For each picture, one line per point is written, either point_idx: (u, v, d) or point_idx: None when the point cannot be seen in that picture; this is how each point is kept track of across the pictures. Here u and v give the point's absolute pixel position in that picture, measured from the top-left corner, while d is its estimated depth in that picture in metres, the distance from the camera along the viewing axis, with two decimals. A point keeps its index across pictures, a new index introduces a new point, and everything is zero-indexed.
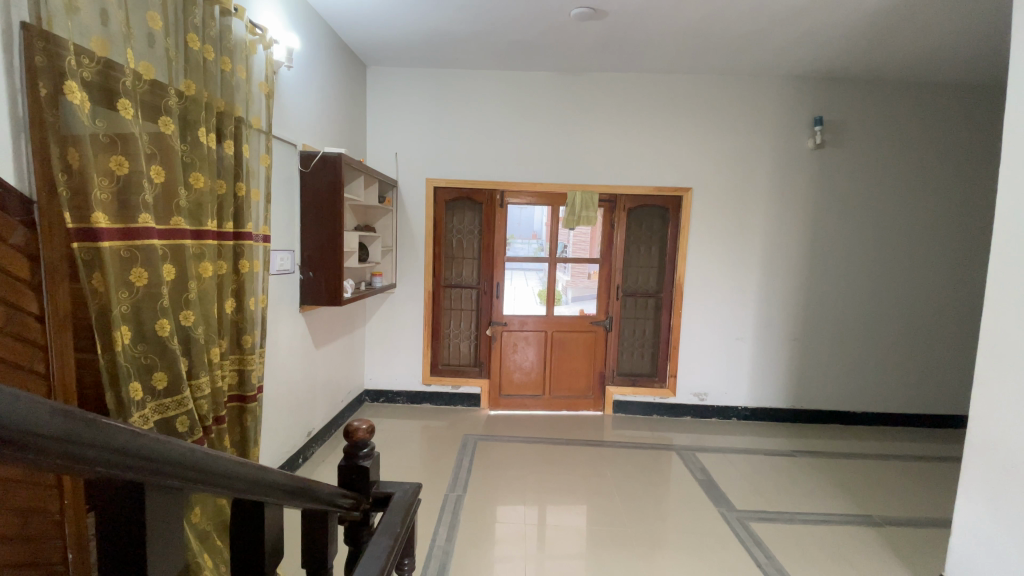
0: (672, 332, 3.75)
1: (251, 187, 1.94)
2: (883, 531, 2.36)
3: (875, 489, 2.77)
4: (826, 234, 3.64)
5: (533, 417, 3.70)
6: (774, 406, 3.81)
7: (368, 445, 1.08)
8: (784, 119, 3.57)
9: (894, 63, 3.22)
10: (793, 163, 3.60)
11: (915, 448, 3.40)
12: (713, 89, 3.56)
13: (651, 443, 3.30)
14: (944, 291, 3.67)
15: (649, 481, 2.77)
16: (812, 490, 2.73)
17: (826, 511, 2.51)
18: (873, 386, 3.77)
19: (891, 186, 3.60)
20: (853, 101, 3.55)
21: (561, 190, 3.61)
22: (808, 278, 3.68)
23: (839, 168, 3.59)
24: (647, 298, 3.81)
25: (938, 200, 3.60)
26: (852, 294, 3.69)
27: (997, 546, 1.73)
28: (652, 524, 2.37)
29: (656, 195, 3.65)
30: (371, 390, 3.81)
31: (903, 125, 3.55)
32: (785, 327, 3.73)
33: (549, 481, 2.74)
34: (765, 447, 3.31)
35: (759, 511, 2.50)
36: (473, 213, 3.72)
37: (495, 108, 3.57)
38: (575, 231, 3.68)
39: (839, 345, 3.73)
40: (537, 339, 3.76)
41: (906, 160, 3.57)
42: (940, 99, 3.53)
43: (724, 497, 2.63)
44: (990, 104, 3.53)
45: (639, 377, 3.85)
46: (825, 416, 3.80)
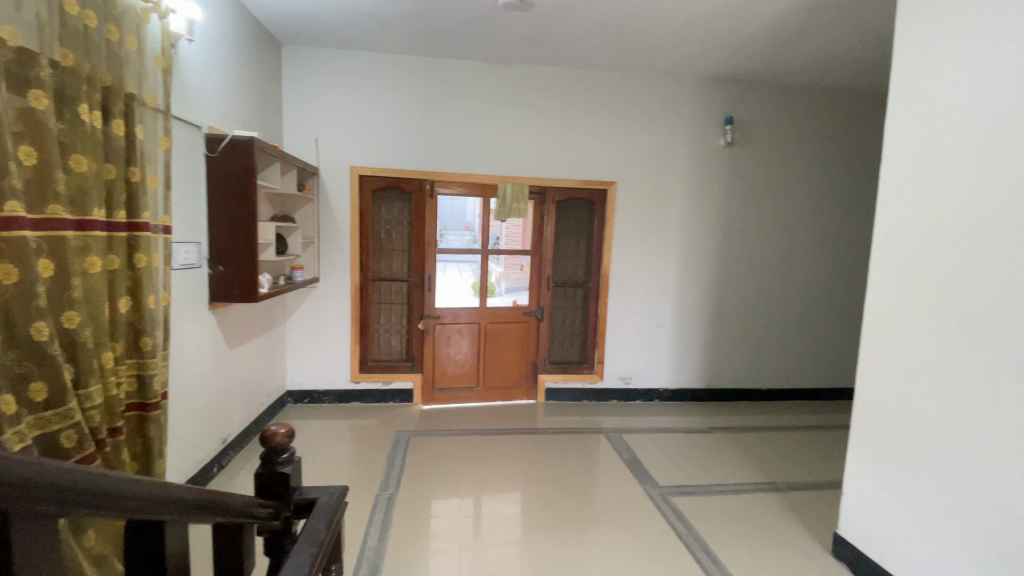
0: (599, 320, 3.88)
1: (147, 172, 1.74)
2: (785, 495, 2.61)
3: (778, 458, 3.05)
4: (735, 226, 3.92)
5: (466, 410, 3.68)
6: (692, 386, 4.07)
7: (288, 450, 1.02)
8: (699, 117, 3.79)
9: (792, 69, 3.51)
10: (706, 159, 3.83)
11: (810, 418, 3.78)
12: (635, 86, 3.70)
13: (581, 428, 3.40)
14: (832, 277, 4.10)
15: (580, 465, 2.86)
16: (726, 462, 2.96)
17: (738, 481, 2.73)
18: (775, 364, 4.15)
19: (790, 182, 3.94)
20: (760, 102, 3.83)
21: (491, 181, 3.60)
22: (720, 266, 3.95)
23: (748, 165, 3.88)
24: (576, 288, 3.92)
25: (828, 195, 3.99)
26: (757, 280, 4.01)
27: (878, 500, 1.97)
28: (583, 505, 2.45)
29: (584, 188, 3.74)
30: (294, 391, 3.61)
31: (800, 126, 3.89)
32: (701, 312, 3.99)
33: (484, 472, 2.75)
34: (685, 425, 3.53)
35: (680, 485, 2.67)
36: (400, 204, 3.61)
37: (422, 96, 3.48)
38: (506, 223, 3.69)
39: (747, 327, 4.06)
40: (470, 332, 3.74)
41: (802, 158, 3.93)
42: (833, 103, 3.91)
43: (648, 474, 2.78)
44: (870, 111, 3.97)
45: (569, 364, 3.95)
46: (734, 393, 4.12)
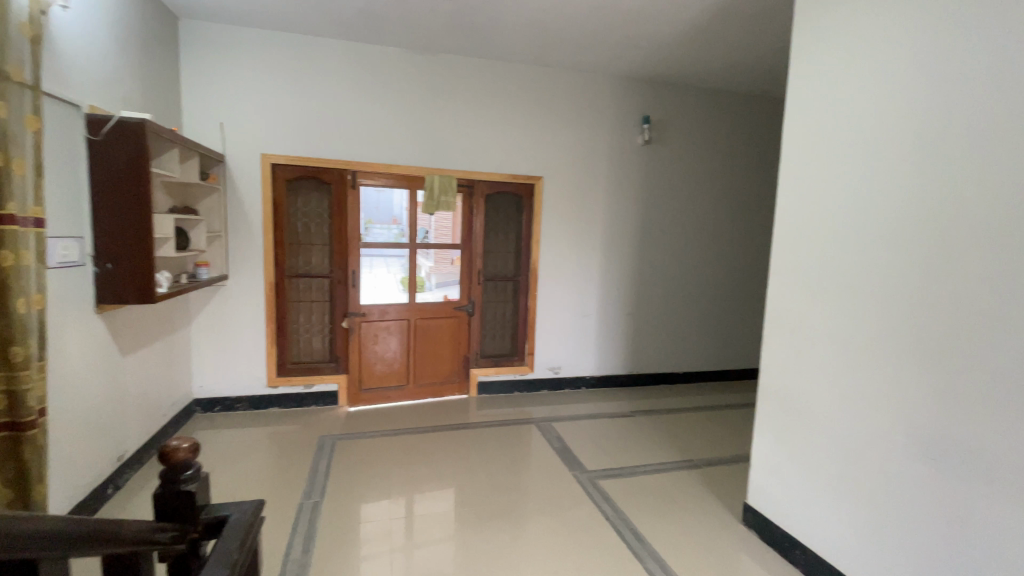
0: (529, 313, 3.93)
1: (12, 156, 1.49)
2: (701, 471, 2.81)
3: (695, 436, 3.27)
4: (654, 219, 4.13)
5: (395, 409, 3.58)
6: (617, 373, 4.25)
7: (193, 466, 0.92)
8: (619, 115, 3.94)
9: (702, 73, 3.75)
10: (626, 156, 4.00)
11: (722, 398, 4.09)
12: (558, 82, 3.76)
13: (513, 420, 3.43)
14: (739, 267, 4.45)
15: (511, 456, 2.89)
16: (648, 444, 3.12)
17: (660, 461, 2.89)
18: (691, 348, 4.43)
19: (701, 179, 4.21)
20: (675, 103, 4.05)
21: (417, 173, 3.51)
22: (640, 258, 4.15)
23: (664, 162, 4.09)
24: (506, 282, 3.93)
25: (734, 191, 4.32)
26: (674, 270, 4.26)
27: (780, 470, 2.16)
28: (516, 496, 2.48)
29: (511, 181, 3.76)
30: (202, 400, 3.32)
31: (709, 127, 4.17)
32: (623, 302, 4.17)
33: (416, 471, 2.69)
34: (611, 410, 3.68)
35: (607, 468, 2.77)
36: (320, 196, 3.42)
37: (341, 83, 3.31)
38: (435, 216, 3.62)
39: (666, 315, 4.31)
40: (398, 329, 3.64)
41: (712, 157, 4.21)
42: (739, 107, 4.22)
43: (576, 460, 2.86)
44: (769, 114, 4.33)
45: (500, 357, 3.97)
46: (655, 378, 4.36)
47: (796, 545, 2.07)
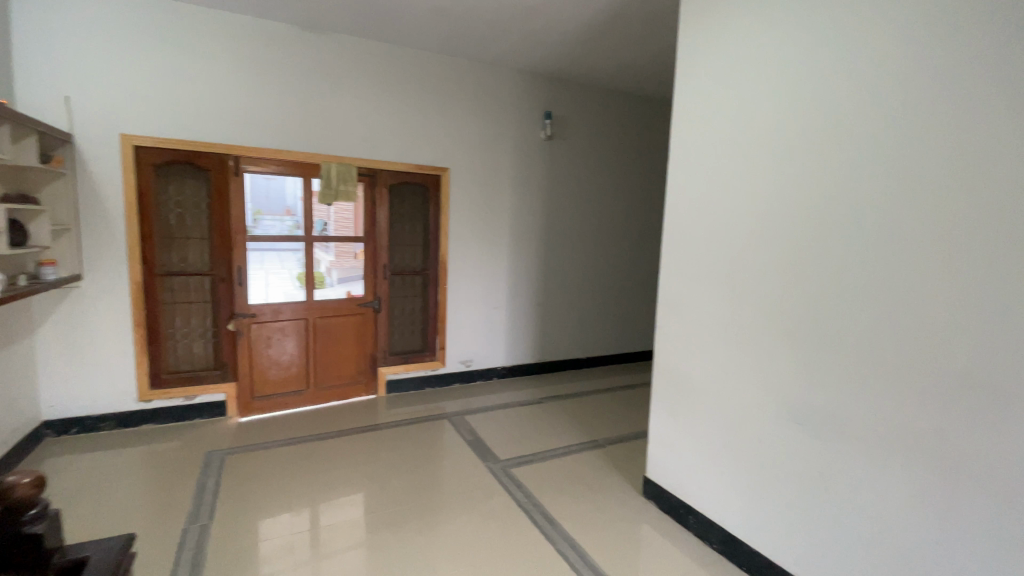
0: (438, 307, 3.86)
1: None
2: (605, 450, 2.97)
3: (599, 417, 3.45)
4: (556, 211, 4.26)
5: (296, 416, 3.34)
6: (526, 362, 4.35)
7: (37, 504, 0.77)
8: (522, 109, 3.99)
9: (598, 71, 3.92)
10: (530, 149, 4.07)
11: (622, 379, 4.36)
12: (461, 73, 3.72)
13: (424, 416, 3.37)
14: (635, 256, 4.75)
15: (423, 454, 2.83)
16: (557, 428, 3.24)
17: (568, 444, 3.01)
18: (594, 334, 4.66)
19: (599, 173, 4.42)
20: (575, 100, 4.20)
21: (312, 161, 3.28)
22: (545, 249, 4.26)
23: (566, 156, 4.23)
24: (414, 276, 3.82)
25: (629, 186, 4.59)
26: (576, 260, 4.44)
27: (674, 444, 2.35)
28: (430, 494, 2.44)
29: (415, 172, 3.65)
30: (53, 423, 2.83)
31: (606, 123, 4.38)
32: (530, 292, 4.26)
33: (320, 479, 2.53)
34: (521, 399, 3.75)
35: (518, 456, 2.83)
36: (197, 184, 3.06)
37: (219, 59, 2.99)
38: (334, 207, 3.41)
39: (570, 303, 4.48)
40: (296, 329, 3.39)
41: (609, 152, 4.44)
42: (631, 106, 4.48)
43: (489, 451, 2.88)
44: (657, 114, 4.66)
45: (409, 354, 3.86)
46: (562, 364, 4.53)
47: (689, 511, 2.27)
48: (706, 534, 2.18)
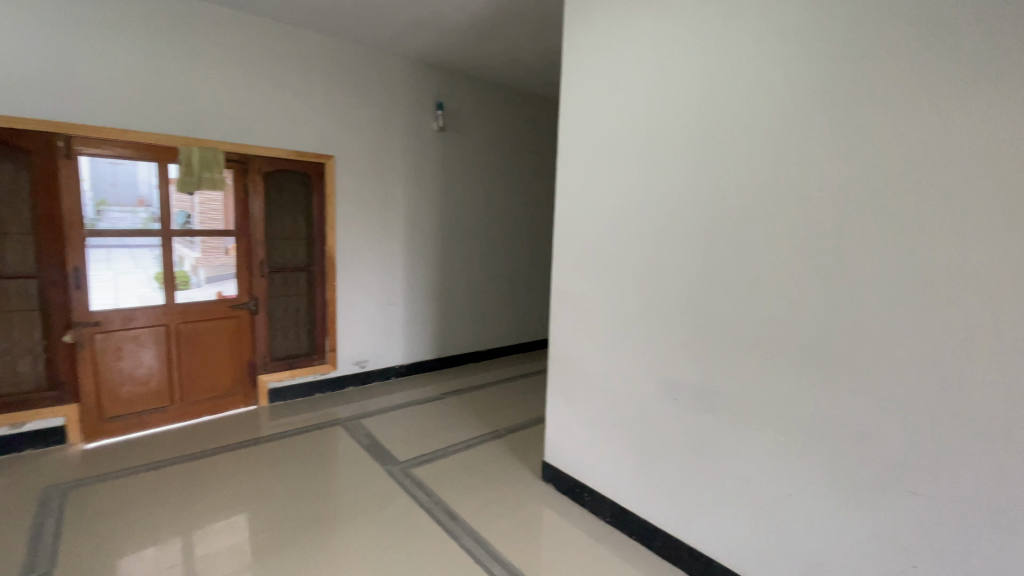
0: (327, 306, 3.61)
1: None
2: (506, 440, 3.01)
3: (499, 408, 3.49)
4: (451, 204, 4.21)
5: (159, 436, 2.92)
6: (425, 358, 4.25)
7: None
8: (412, 98, 3.86)
9: (488, 65, 3.92)
10: (421, 140, 3.96)
11: (520, 368, 4.47)
12: (345, 55, 3.49)
13: (315, 424, 3.14)
14: (528, 249, 4.87)
15: (315, 464, 2.64)
16: (458, 423, 3.22)
17: (469, 438, 3.01)
18: (491, 327, 4.70)
19: (493, 166, 4.45)
20: (466, 92, 4.17)
21: (168, 143, 2.85)
22: (440, 242, 4.19)
23: (459, 149, 4.19)
24: (297, 273, 3.52)
25: (521, 180, 4.69)
26: (472, 253, 4.43)
27: (570, 428, 2.45)
28: (324, 506, 2.28)
29: (296, 160, 3.36)
30: None
31: (498, 118, 4.41)
32: (426, 287, 4.17)
33: (192, 505, 2.24)
34: (420, 396, 3.66)
35: (419, 455, 2.76)
36: (11, 166, 2.50)
37: (36, 15, 2.46)
38: (198, 197, 3.00)
39: (467, 297, 4.46)
40: (154, 337, 2.95)
41: (501, 146, 4.48)
42: (522, 102, 4.57)
43: (387, 453, 2.77)
44: (546, 112, 4.80)
45: (295, 357, 3.57)
46: (461, 358, 4.51)
47: (585, 489, 2.38)
48: (600, 509, 2.31)
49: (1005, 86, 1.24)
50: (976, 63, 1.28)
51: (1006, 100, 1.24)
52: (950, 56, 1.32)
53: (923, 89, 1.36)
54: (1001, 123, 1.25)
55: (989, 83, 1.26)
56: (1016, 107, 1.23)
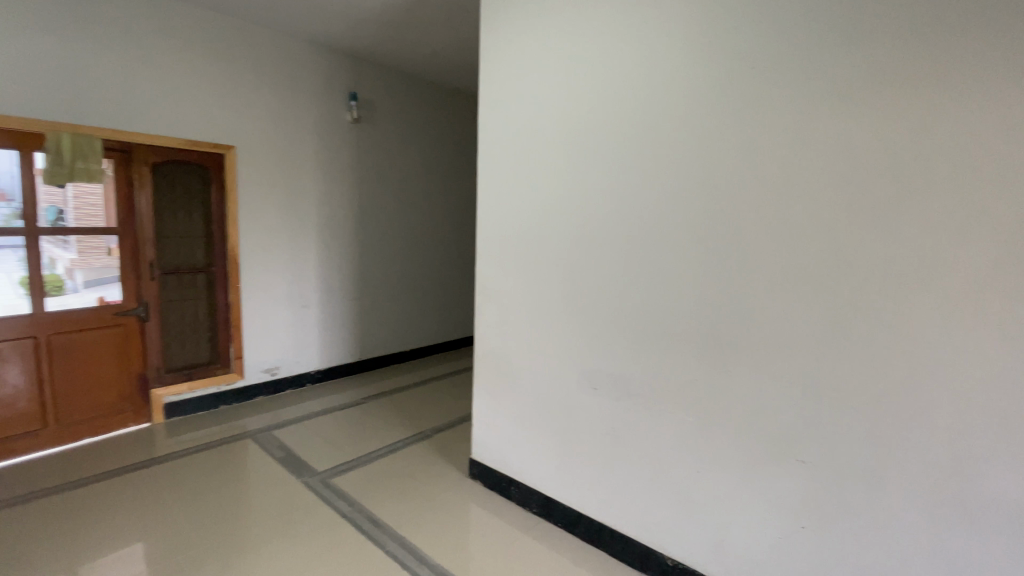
0: (231, 310, 3.33)
1: None
2: (431, 440, 2.96)
3: (423, 409, 3.42)
4: (368, 200, 4.05)
5: (26, 467, 2.52)
6: (343, 362, 4.06)
7: None
8: (323, 87, 3.65)
9: (405, 57, 3.80)
10: (334, 132, 3.76)
11: (444, 367, 4.41)
12: (246, 37, 3.22)
13: (220, 438, 2.88)
14: (450, 246, 4.81)
15: (221, 483, 2.42)
16: (380, 427, 3.11)
17: (392, 441, 2.92)
18: (414, 326, 4.59)
19: (412, 161, 4.33)
20: (383, 84, 4.02)
21: (30, 127, 2.46)
22: (357, 239, 4.02)
23: (376, 142, 4.04)
24: (195, 275, 3.20)
25: (441, 176, 4.61)
26: (392, 251, 4.29)
27: (495, 424, 2.45)
28: (234, 526, 2.10)
29: (190, 150, 3.04)
30: None
31: (416, 111, 4.30)
32: (343, 286, 3.98)
33: (72, 542, 1.96)
34: (339, 402, 3.49)
35: (340, 464, 2.63)
36: None
37: None
38: (73, 190, 2.64)
39: (388, 296, 4.32)
40: (16, 352, 2.54)
41: (420, 141, 4.37)
42: (440, 96, 4.49)
43: (304, 464, 2.61)
44: (465, 108, 4.76)
45: (195, 368, 3.24)
46: (383, 360, 4.35)
47: (512, 483, 2.40)
48: (527, 500, 2.34)
49: (864, 100, 1.43)
50: (846, 77, 1.45)
51: (873, 110, 1.41)
52: (823, 70, 1.49)
53: (803, 98, 1.52)
54: (870, 129, 1.42)
55: (859, 94, 1.43)
56: (872, 118, 1.42)
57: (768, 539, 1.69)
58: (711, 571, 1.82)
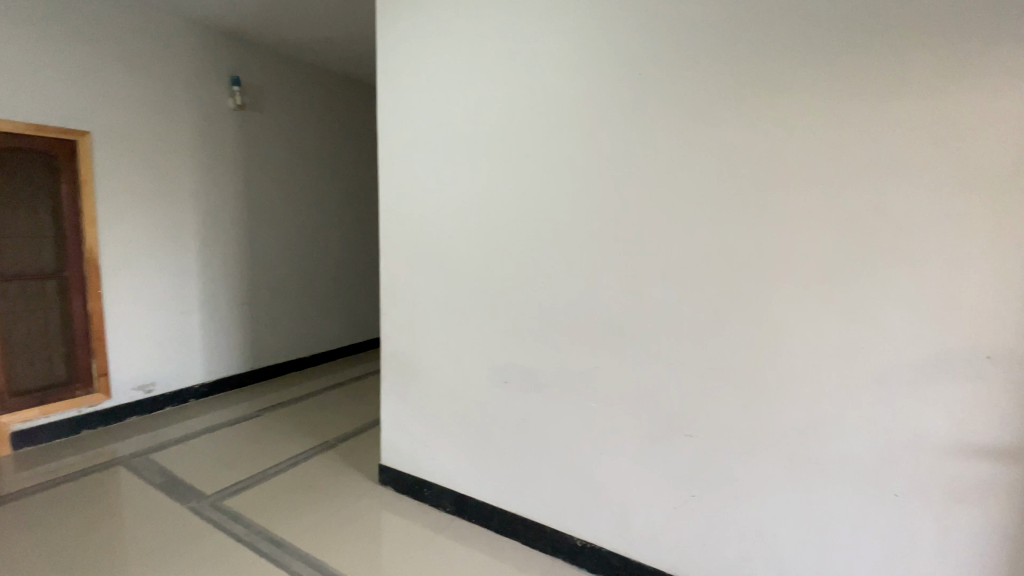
0: (92, 321, 2.91)
1: None
2: (337, 449, 2.82)
3: (328, 417, 3.25)
4: (259, 195, 3.73)
5: None
6: (237, 372, 3.72)
7: None
8: (201, 70, 3.31)
9: (296, 43, 3.56)
10: (216, 120, 3.42)
11: (352, 371, 4.21)
12: (102, 8, 2.81)
13: (85, 468, 2.51)
14: (354, 244, 4.59)
15: (86, 520, 2.11)
16: (280, 440, 2.90)
17: (295, 454, 2.74)
18: (319, 329, 4.31)
19: (309, 154, 4.07)
20: (274, 70, 3.74)
21: None
22: (248, 238, 3.69)
23: (268, 134, 3.74)
24: (44, 281, 2.75)
25: (343, 170, 4.39)
26: (289, 250, 4.00)
27: (405, 426, 2.39)
28: (103, 567, 1.84)
29: (32, 134, 2.60)
30: None
31: (312, 101, 4.05)
32: (232, 290, 3.65)
33: None
34: (232, 416, 3.20)
35: (233, 484, 2.41)
36: None
37: None
38: None
39: (286, 298, 4.02)
40: None
41: (318, 132, 4.12)
42: (339, 87, 4.27)
43: (191, 488, 2.36)
44: (367, 100, 4.58)
45: (48, 390, 2.79)
46: (284, 367, 4.05)
47: (424, 484, 2.36)
48: (440, 500, 2.31)
49: (729, 111, 1.61)
50: (715, 90, 1.62)
51: (734, 121, 1.60)
52: (696, 83, 1.65)
53: (680, 107, 1.68)
54: (733, 138, 1.60)
55: (725, 106, 1.61)
56: (737, 127, 1.60)
57: (665, 513, 1.82)
58: (616, 548, 1.93)
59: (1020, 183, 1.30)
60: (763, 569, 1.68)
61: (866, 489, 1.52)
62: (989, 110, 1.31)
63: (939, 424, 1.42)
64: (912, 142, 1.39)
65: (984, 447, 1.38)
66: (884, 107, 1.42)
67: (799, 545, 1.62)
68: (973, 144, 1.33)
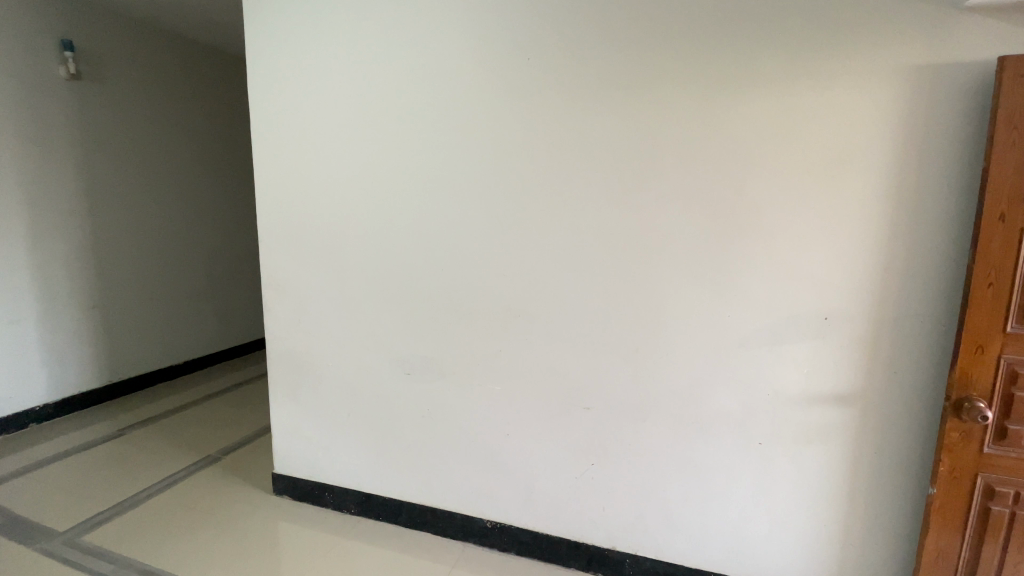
0: None
1: None
2: (221, 463, 2.58)
3: (208, 429, 2.95)
4: (107, 182, 3.23)
5: None
6: (91, 387, 3.23)
7: None
8: (21, 31, 2.75)
9: (147, 6, 3.10)
10: (46, 92, 2.88)
11: (236, 375, 3.86)
12: None
13: None
14: (231, 235, 4.17)
15: None
16: (150, 460, 2.58)
17: (171, 473, 2.46)
18: (193, 332, 3.88)
19: (170, 134, 3.59)
20: (120, 36, 3.23)
21: None
22: (95, 232, 3.19)
23: (115, 110, 3.24)
24: None
25: (212, 153, 3.94)
26: (150, 244, 3.53)
27: (299, 430, 2.25)
28: None
29: None
30: None
31: (171, 74, 3.57)
32: (78, 294, 3.14)
33: None
34: (87, 439, 2.78)
35: (92, 516, 2.11)
36: None
37: None
38: None
39: (150, 299, 3.56)
40: None
41: (180, 110, 3.65)
42: (203, 59, 3.81)
43: (37, 527, 2.03)
44: (237, 75, 4.13)
45: None
46: (153, 377, 3.59)
47: (324, 489, 2.24)
48: (343, 503, 2.21)
49: (608, 101, 1.67)
50: (594, 80, 1.68)
51: (612, 112, 1.67)
52: (578, 73, 1.69)
53: (564, 97, 1.71)
54: (612, 128, 1.68)
55: (604, 97, 1.67)
56: (615, 118, 1.67)
57: (567, 488, 1.90)
58: (524, 525, 1.98)
59: (843, 170, 1.51)
60: (656, 525, 1.83)
61: (735, 445, 1.71)
62: (821, 104, 1.50)
63: (791, 381, 1.63)
64: (763, 135, 1.55)
65: (824, 397, 1.61)
66: (741, 102, 1.56)
67: (683, 501, 1.78)
68: (808, 138, 1.52)
